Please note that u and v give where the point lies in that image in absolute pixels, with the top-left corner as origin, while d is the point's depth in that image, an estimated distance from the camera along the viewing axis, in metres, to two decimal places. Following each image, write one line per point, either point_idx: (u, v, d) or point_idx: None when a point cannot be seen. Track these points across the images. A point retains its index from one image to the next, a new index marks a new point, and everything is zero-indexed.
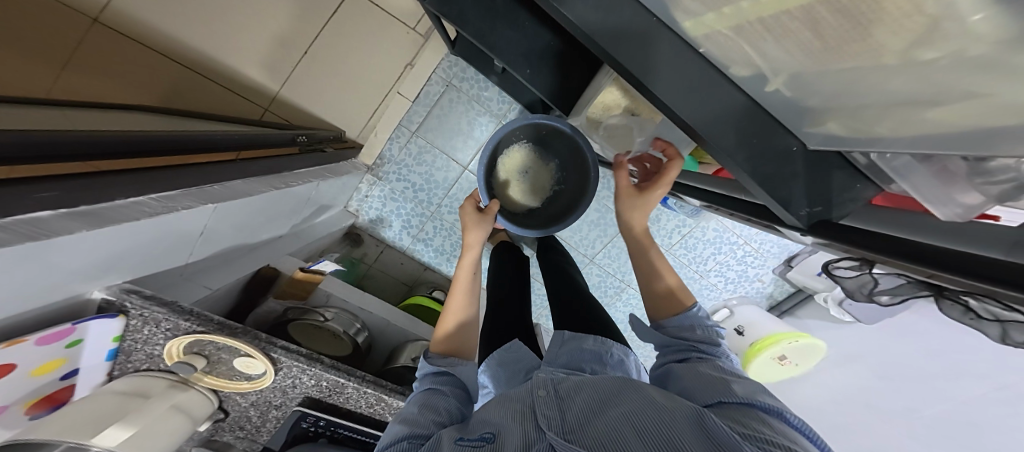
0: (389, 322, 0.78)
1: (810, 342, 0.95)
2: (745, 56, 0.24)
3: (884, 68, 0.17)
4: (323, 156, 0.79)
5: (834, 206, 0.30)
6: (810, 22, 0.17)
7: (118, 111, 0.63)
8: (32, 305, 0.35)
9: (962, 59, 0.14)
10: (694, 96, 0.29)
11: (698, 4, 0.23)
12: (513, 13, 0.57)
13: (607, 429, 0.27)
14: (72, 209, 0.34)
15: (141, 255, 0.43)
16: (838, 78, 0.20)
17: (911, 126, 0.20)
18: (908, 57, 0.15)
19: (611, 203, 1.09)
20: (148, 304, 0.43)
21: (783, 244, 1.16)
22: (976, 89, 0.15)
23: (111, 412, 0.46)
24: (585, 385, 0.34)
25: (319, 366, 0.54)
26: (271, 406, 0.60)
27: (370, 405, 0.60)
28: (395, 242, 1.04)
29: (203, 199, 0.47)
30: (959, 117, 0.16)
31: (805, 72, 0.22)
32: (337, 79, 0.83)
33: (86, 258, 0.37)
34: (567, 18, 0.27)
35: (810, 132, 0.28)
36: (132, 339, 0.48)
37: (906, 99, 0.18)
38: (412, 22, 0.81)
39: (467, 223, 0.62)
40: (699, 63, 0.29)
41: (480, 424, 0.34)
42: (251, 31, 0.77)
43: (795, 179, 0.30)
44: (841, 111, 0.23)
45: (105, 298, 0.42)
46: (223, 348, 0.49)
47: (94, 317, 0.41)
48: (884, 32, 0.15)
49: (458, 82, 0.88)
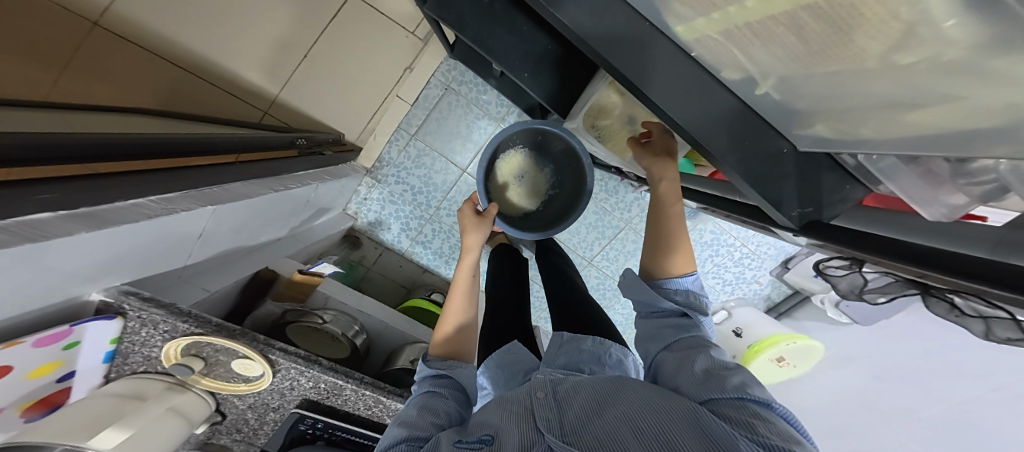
0: (388, 324, 0.78)
1: (807, 343, 0.95)
2: (735, 60, 0.25)
3: (866, 73, 0.17)
4: (322, 159, 0.80)
5: (825, 207, 0.31)
6: (795, 28, 0.18)
7: (117, 114, 0.63)
8: (30, 307, 0.35)
9: (938, 64, 0.14)
10: (686, 99, 0.29)
11: (689, 10, 0.24)
12: (510, 17, 0.58)
13: (608, 432, 0.27)
14: (72, 211, 0.34)
15: (140, 257, 0.43)
16: (824, 82, 0.21)
17: (894, 129, 0.20)
18: (887, 61, 0.16)
19: (609, 205, 1.09)
20: (146, 305, 0.44)
21: (780, 246, 1.16)
22: (953, 92, 0.15)
23: (107, 415, 0.46)
24: (584, 384, 0.34)
25: (317, 368, 0.54)
26: (268, 408, 0.60)
27: (368, 406, 0.60)
28: (394, 244, 1.04)
29: (202, 201, 0.48)
30: (939, 119, 0.17)
31: (793, 76, 0.22)
32: (337, 82, 0.83)
33: (86, 259, 0.37)
34: (562, 23, 0.28)
35: (800, 133, 0.29)
36: (129, 341, 0.48)
37: (889, 103, 0.19)
38: (411, 25, 0.82)
39: (466, 226, 0.62)
40: (692, 66, 0.29)
41: (479, 426, 0.34)
42: (251, 35, 0.77)
43: (786, 181, 0.30)
44: (827, 114, 0.24)
45: (104, 300, 0.42)
46: (220, 350, 0.49)
47: (92, 319, 0.41)
48: (864, 37, 0.15)
49: (457, 85, 0.89)
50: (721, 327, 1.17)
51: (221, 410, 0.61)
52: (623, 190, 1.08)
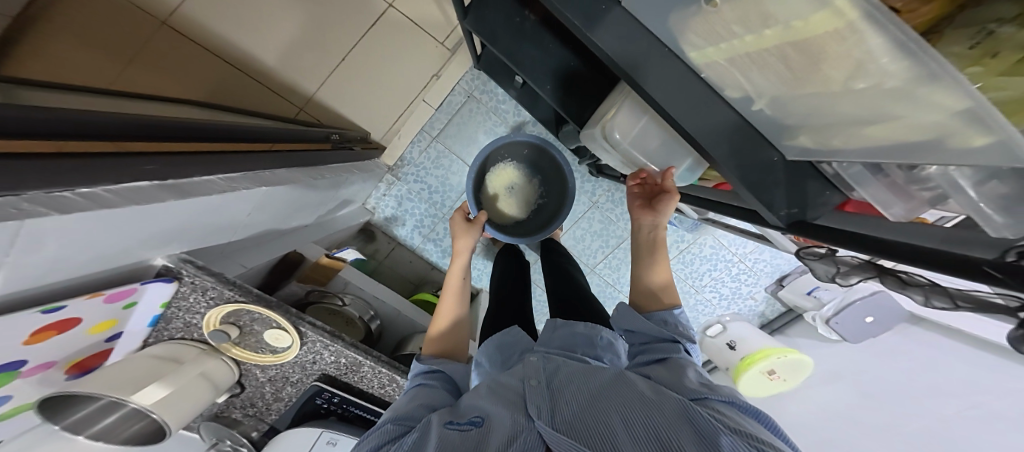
0: (401, 313, 0.82)
1: (798, 357, 0.99)
2: (737, 82, 0.31)
3: (835, 95, 0.23)
4: (351, 154, 0.85)
5: (808, 208, 0.36)
6: (782, 58, 0.23)
7: (169, 103, 0.68)
8: (108, 264, 0.40)
9: (884, 88, 0.20)
10: (695, 111, 0.35)
11: (701, 40, 0.29)
12: (538, 36, 0.64)
13: (602, 423, 0.30)
14: (164, 182, 0.40)
15: (198, 228, 0.48)
16: (806, 102, 0.26)
17: (860, 140, 0.25)
18: (849, 85, 0.21)
19: (614, 215, 1.15)
20: (200, 272, 0.48)
21: (776, 264, 1.21)
22: (900, 111, 0.20)
23: (147, 374, 0.49)
24: (576, 378, 0.38)
25: (341, 343, 0.58)
26: (287, 382, 0.63)
27: (382, 385, 0.64)
28: (406, 240, 1.08)
29: (256, 182, 0.53)
30: (890, 131, 0.22)
31: (783, 96, 0.28)
32: (368, 85, 0.90)
33: (164, 225, 0.42)
34: (596, 43, 0.33)
35: (788, 145, 0.34)
36: (175, 307, 0.52)
37: (854, 119, 0.24)
38: (442, 37, 0.89)
39: (456, 232, 0.69)
40: (701, 85, 0.35)
41: (471, 410, 0.38)
42: (294, 36, 0.84)
43: (776, 185, 0.36)
44: (810, 128, 0.29)
45: (166, 265, 0.46)
46: (257, 319, 0.54)
47: (153, 281, 0.45)
48: (830, 66, 0.21)
49: (479, 94, 0.94)
50: (715, 339, 1.21)
51: (242, 382, 0.64)
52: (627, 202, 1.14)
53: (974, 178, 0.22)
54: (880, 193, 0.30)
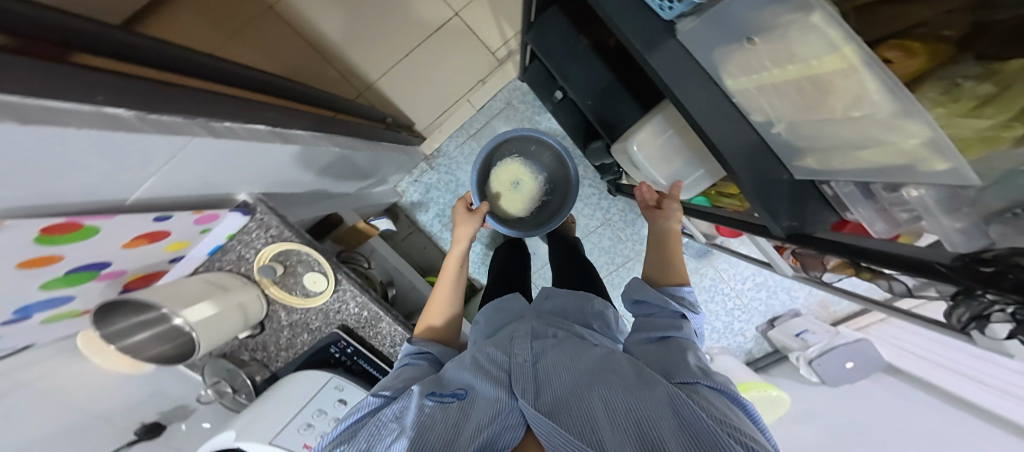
0: (416, 288, 0.88)
1: (777, 393, 1.03)
2: (761, 107, 0.38)
3: (840, 120, 0.30)
4: (399, 136, 0.93)
5: (807, 222, 0.44)
6: (801, 88, 0.31)
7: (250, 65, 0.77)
8: (199, 189, 0.46)
9: (876, 116, 0.26)
10: (724, 128, 0.42)
11: (737, 70, 0.37)
12: (588, 57, 0.74)
13: (589, 409, 0.34)
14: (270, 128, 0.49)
15: (272, 173, 0.55)
16: (816, 127, 0.33)
17: (854, 162, 0.33)
18: (850, 113, 0.28)
19: (625, 234, 1.21)
20: (271, 213, 0.59)
21: (770, 304, 1.27)
22: (886, 137, 0.27)
23: (198, 295, 0.55)
24: (563, 362, 0.41)
25: (367, 296, 0.66)
26: (305, 329, 0.68)
27: (392, 345, 0.69)
28: (426, 226, 1.14)
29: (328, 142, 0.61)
30: (879, 154, 0.29)
31: (798, 121, 0.35)
32: (420, 78, 0.99)
33: (251, 163, 0.48)
34: (651, 63, 0.40)
35: (797, 166, 0.41)
36: (237, 240, 0.61)
37: (852, 143, 0.31)
38: (494, 47, 0.99)
39: (459, 219, 0.72)
40: (731, 108, 0.42)
41: (455, 382, 0.41)
42: (365, 28, 0.95)
43: (784, 200, 0.43)
44: (818, 152, 0.36)
45: (246, 200, 0.56)
46: (303, 260, 0.62)
47: (232, 209, 0.54)
48: (837, 96, 0.28)
49: (517, 102, 1.03)
50: None
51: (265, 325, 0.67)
52: (639, 224, 1.21)
53: (936, 198, 0.29)
54: (870, 215, 0.38)
